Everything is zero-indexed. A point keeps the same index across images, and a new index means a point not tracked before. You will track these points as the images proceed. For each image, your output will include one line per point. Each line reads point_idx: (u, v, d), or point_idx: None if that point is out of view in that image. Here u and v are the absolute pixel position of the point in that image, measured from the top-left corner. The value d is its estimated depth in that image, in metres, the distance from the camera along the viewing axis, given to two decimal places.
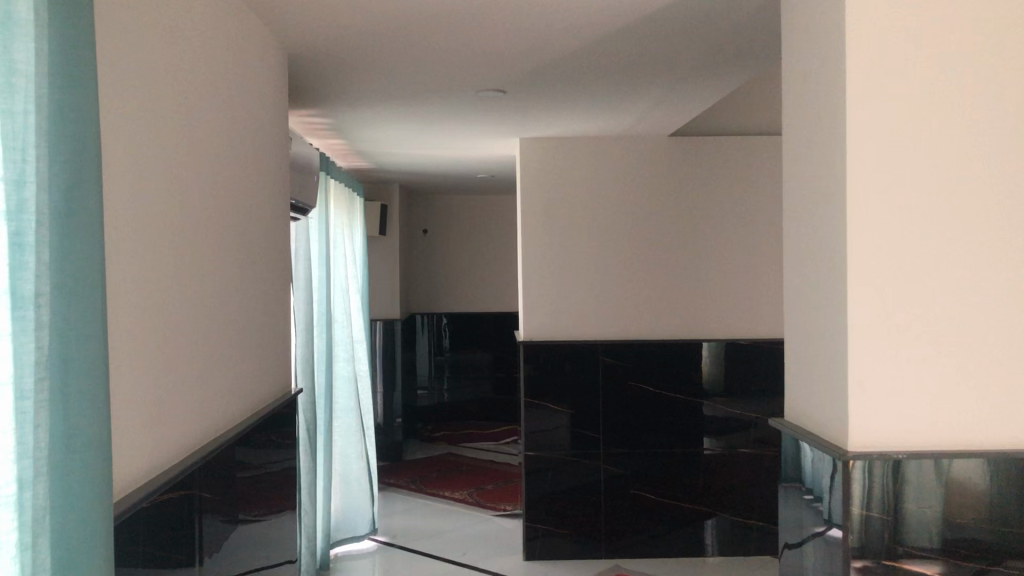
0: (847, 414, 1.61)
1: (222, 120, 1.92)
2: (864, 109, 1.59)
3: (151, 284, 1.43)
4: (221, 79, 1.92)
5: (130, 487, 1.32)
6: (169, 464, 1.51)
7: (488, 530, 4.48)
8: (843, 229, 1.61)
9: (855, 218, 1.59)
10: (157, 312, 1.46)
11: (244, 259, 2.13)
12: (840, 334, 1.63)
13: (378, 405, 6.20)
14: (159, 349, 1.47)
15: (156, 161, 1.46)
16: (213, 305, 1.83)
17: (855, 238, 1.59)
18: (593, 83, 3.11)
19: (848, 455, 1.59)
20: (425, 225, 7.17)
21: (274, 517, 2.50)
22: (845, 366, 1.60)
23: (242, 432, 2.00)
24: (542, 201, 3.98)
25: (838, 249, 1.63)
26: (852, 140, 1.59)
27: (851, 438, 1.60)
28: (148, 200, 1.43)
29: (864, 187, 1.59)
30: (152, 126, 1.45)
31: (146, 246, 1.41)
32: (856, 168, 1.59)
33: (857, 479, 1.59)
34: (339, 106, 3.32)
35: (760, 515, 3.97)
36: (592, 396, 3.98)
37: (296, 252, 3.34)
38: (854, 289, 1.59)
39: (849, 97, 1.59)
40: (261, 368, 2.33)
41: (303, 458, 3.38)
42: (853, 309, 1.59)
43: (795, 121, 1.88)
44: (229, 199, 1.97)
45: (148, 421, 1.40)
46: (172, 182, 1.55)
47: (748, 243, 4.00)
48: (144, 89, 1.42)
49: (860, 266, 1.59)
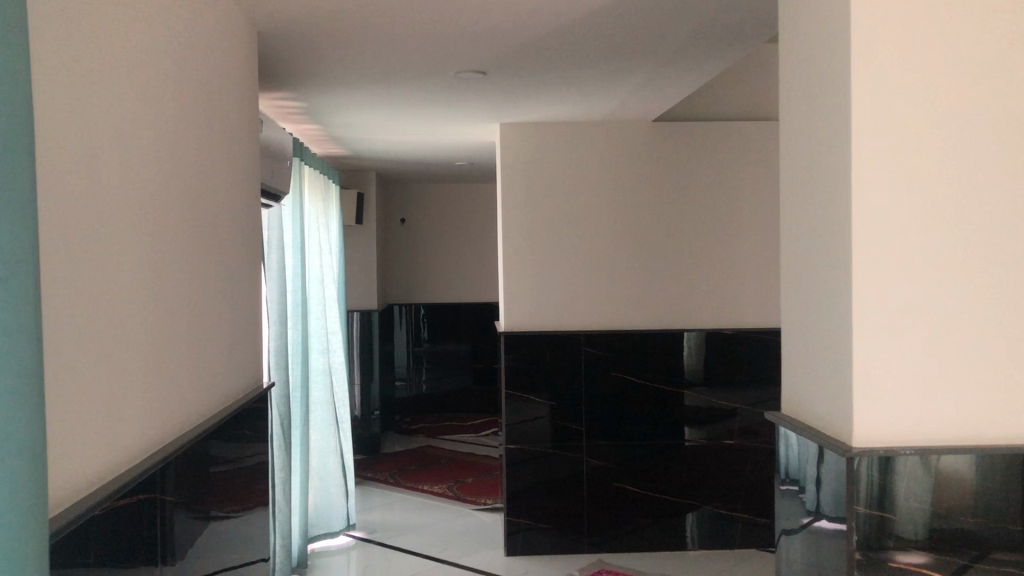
0: (851, 406, 1.53)
1: (181, 96, 1.80)
2: (871, 85, 1.51)
3: (98, 273, 1.32)
4: (180, 49, 1.80)
5: (82, 495, 1.23)
6: (123, 468, 1.41)
7: (467, 524, 4.40)
8: (846, 210, 1.53)
9: (859, 200, 1.51)
10: (105, 304, 1.35)
11: (208, 246, 2.02)
12: (843, 322, 1.55)
13: (356, 398, 6.09)
14: (107, 345, 1.36)
15: (102, 137, 1.35)
16: (172, 293, 1.72)
17: (860, 220, 1.50)
18: (576, 64, 3.00)
19: (853, 450, 1.50)
20: (402, 214, 7.07)
21: (246, 514, 2.39)
22: (849, 357, 1.52)
23: (206, 430, 1.90)
24: (524, 189, 3.88)
25: (842, 232, 1.55)
26: (857, 116, 1.51)
27: (854, 433, 1.51)
28: (94, 180, 1.31)
29: (870, 171, 1.51)
30: (96, 101, 1.33)
31: (92, 231, 1.30)
32: (862, 148, 1.51)
33: (861, 476, 1.50)
34: (312, 88, 3.20)
35: (743, 508, 3.91)
36: (574, 387, 3.90)
37: (269, 241, 3.22)
38: (859, 278, 1.51)
39: (857, 77, 1.50)
40: (230, 361, 2.22)
41: (278, 452, 3.28)
42: (857, 296, 1.51)
43: (794, 99, 1.80)
44: (191, 181, 1.86)
45: (97, 423, 1.30)
46: (122, 160, 1.44)
47: (732, 230, 3.93)
48: (86, 57, 1.30)
49: (866, 253, 1.51)
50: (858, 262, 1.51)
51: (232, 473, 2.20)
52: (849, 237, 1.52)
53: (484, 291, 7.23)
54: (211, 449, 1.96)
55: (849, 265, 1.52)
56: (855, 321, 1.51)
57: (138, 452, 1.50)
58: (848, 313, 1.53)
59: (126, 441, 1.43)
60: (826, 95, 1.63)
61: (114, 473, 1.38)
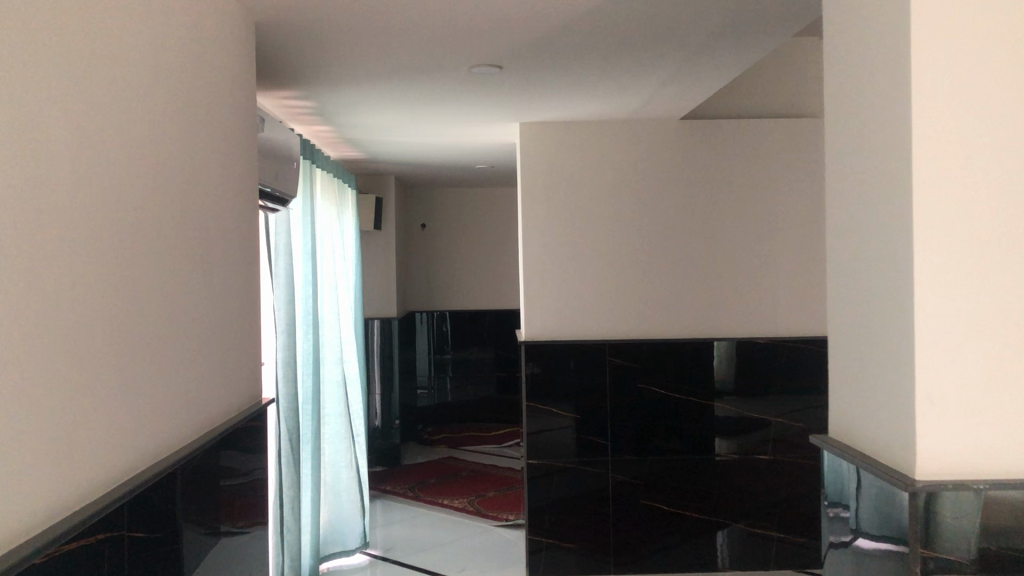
0: (910, 431, 1.30)
1: (148, 85, 1.63)
2: (932, 60, 1.29)
3: (25, 279, 1.15)
4: (147, 33, 1.64)
5: (13, 541, 1.09)
6: (69, 507, 1.26)
7: (486, 541, 4.23)
8: (905, 202, 1.31)
9: (921, 193, 1.28)
10: (37, 315, 1.18)
11: (190, 252, 1.86)
12: (901, 333, 1.32)
13: (376, 409, 5.95)
14: (43, 366, 1.20)
15: (31, 126, 1.18)
16: (138, 303, 1.55)
17: (922, 213, 1.28)
18: (595, 57, 2.83)
19: (915, 485, 1.28)
20: (423, 220, 6.93)
21: (243, 535, 2.23)
22: (908, 375, 1.30)
23: (192, 454, 1.76)
24: (543, 192, 3.71)
25: (899, 230, 1.33)
26: (916, 94, 1.29)
27: (916, 464, 1.29)
28: (20, 177, 1.14)
29: (931, 164, 1.28)
30: (27, 86, 1.17)
31: (16, 235, 1.13)
32: (923, 133, 1.29)
33: (928, 514, 1.28)
34: (320, 86, 3.04)
35: (778, 526, 3.70)
36: (599, 399, 3.72)
37: (275, 247, 3.08)
38: (921, 286, 1.28)
39: (915, 55, 1.29)
40: (220, 374, 2.07)
41: (283, 469, 3.13)
42: (920, 305, 1.28)
43: (834, 80, 1.60)
44: (162, 179, 1.69)
45: (32, 454, 1.16)
46: (63, 153, 1.27)
47: (765, 231, 3.73)
48: (9, 31, 1.13)
49: (928, 257, 1.28)
50: (920, 265, 1.28)
51: (225, 493, 2.04)
52: (908, 235, 1.30)
53: (507, 298, 7.04)
54: (195, 475, 1.79)
55: (909, 269, 1.30)
56: (917, 333, 1.28)
57: (85, 489, 1.32)
58: (906, 328, 1.31)
59: (67, 474, 1.26)
60: (874, 74, 1.42)
61: (55, 514, 1.22)
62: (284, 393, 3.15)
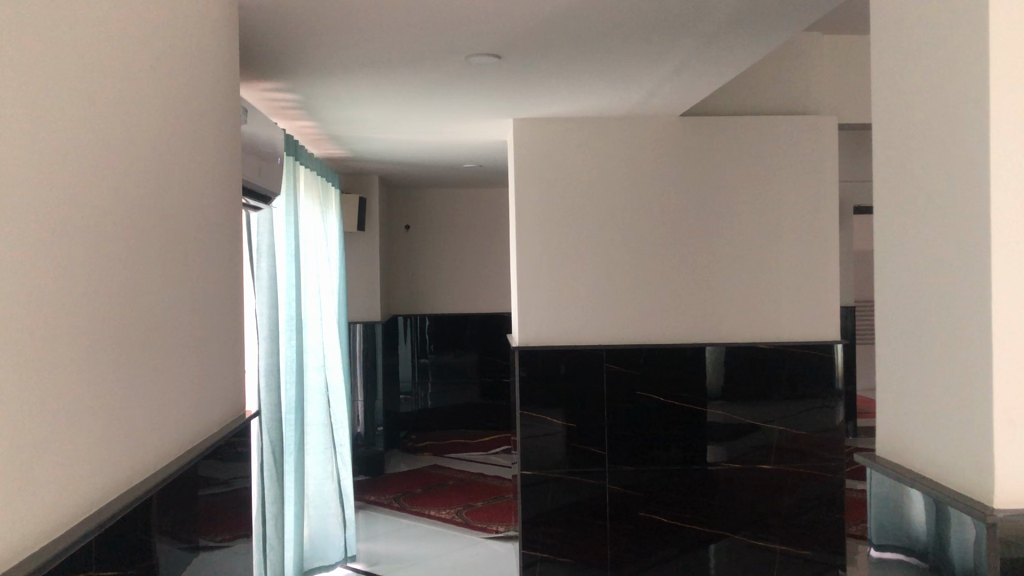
0: (987, 451, 1.15)
1: (122, 66, 1.47)
2: (1013, 39, 1.14)
3: None
4: (119, 8, 1.46)
5: None
6: (29, 546, 1.09)
7: (477, 554, 4.08)
8: (980, 198, 1.16)
9: (1001, 193, 1.14)
10: None
11: (168, 251, 1.69)
12: (976, 347, 1.18)
13: (359, 416, 5.78)
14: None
15: None
16: (112, 309, 1.39)
17: (1002, 212, 1.14)
18: (597, 47, 2.68)
19: (995, 515, 1.13)
20: (406, 220, 6.75)
21: (223, 548, 2.06)
22: (987, 393, 1.15)
23: (169, 475, 1.59)
24: (538, 191, 3.57)
25: (972, 232, 1.19)
26: (997, 80, 1.14)
27: (996, 491, 1.14)
28: None
29: (1013, 159, 1.14)
30: None
31: None
32: (1003, 127, 1.14)
33: (1012, 549, 1.12)
34: (306, 78, 2.88)
35: (781, 538, 3.57)
36: (595, 407, 3.57)
37: (256, 248, 2.92)
38: (1000, 295, 1.14)
39: (996, 39, 1.14)
40: (200, 385, 1.90)
41: (266, 483, 2.97)
42: (999, 318, 1.14)
43: (883, 65, 1.46)
44: (138, 171, 1.52)
45: None
46: (24, 140, 1.10)
47: (768, 233, 3.61)
48: None
49: (1008, 262, 1.14)
50: (999, 272, 1.14)
51: (204, 504, 1.87)
52: (987, 239, 1.15)
53: (493, 302, 6.89)
54: (172, 490, 1.62)
55: (986, 277, 1.15)
56: (996, 345, 1.14)
57: (47, 527, 1.14)
58: (981, 341, 1.17)
59: (29, 506, 1.09)
60: (936, 55, 1.28)
61: (13, 555, 1.04)
62: (266, 403, 2.99)
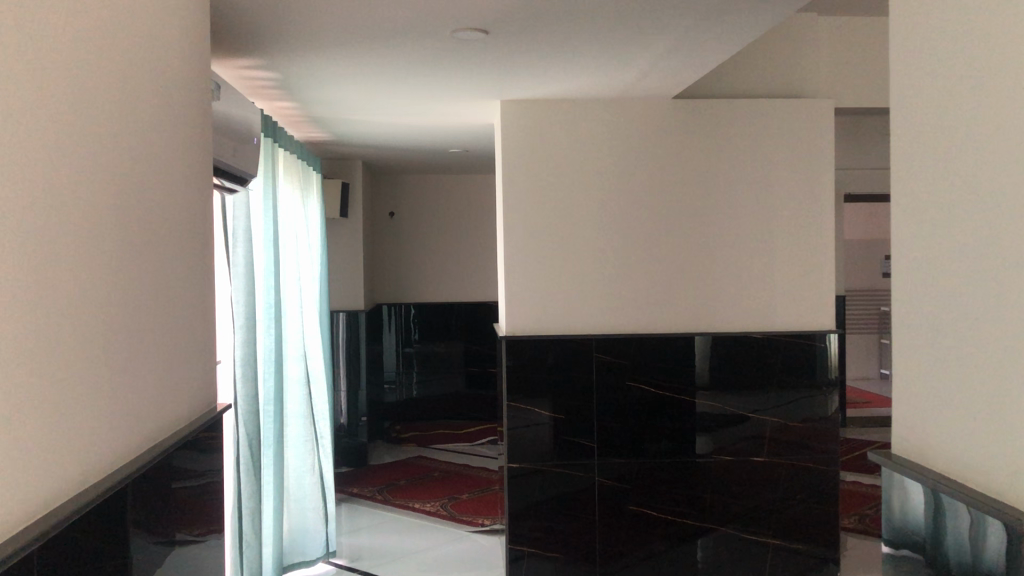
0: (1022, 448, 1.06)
1: (86, 31, 1.35)
2: None
3: None
4: None
5: None
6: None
7: (463, 548, 3.99)
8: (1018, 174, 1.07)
9: None
10: None
11: (134, 232, 1.57)
12: (1010, 336, 1.08)
13: (342, 406, 5.66)
14: None
15: None
16: (76, 289, 1.27)
17: None
18: (592, 24, 2.56)
19: None
20: (391, 207, 6.61)
21: (198, 544, 1.95)
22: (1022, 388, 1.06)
23: (139, 469, 1.48)
24: (527, 175, 3.46)
25: (1007, 211, 1.09)
26: None
27: None
28: None
29: None
30: None
31: None
32: None
33: None
34: (286, 54, 2.75)
35: (773, 531, 3.49)
36: (584, 398, 3.47)
37: (233, 233, 2.80)
38: None
39: None
40: (171, 375, 1.78)
41: (242, 478, 2.86)
42: None
43: (904, 36, 1.36)
44: (101, 145, 1.41)
45: None
46: None
47: (763, 220, 3.52)
48: None
49: None
50: None
51: (179, 498, 1.76)
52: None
53: (480, 291, 6.79)
54: (143, 485, 1.51)
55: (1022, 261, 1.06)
56: None
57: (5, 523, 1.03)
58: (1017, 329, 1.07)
59: None
60: (967, 22, 1.18)
61: None
62: (242, 393, 2.87)
